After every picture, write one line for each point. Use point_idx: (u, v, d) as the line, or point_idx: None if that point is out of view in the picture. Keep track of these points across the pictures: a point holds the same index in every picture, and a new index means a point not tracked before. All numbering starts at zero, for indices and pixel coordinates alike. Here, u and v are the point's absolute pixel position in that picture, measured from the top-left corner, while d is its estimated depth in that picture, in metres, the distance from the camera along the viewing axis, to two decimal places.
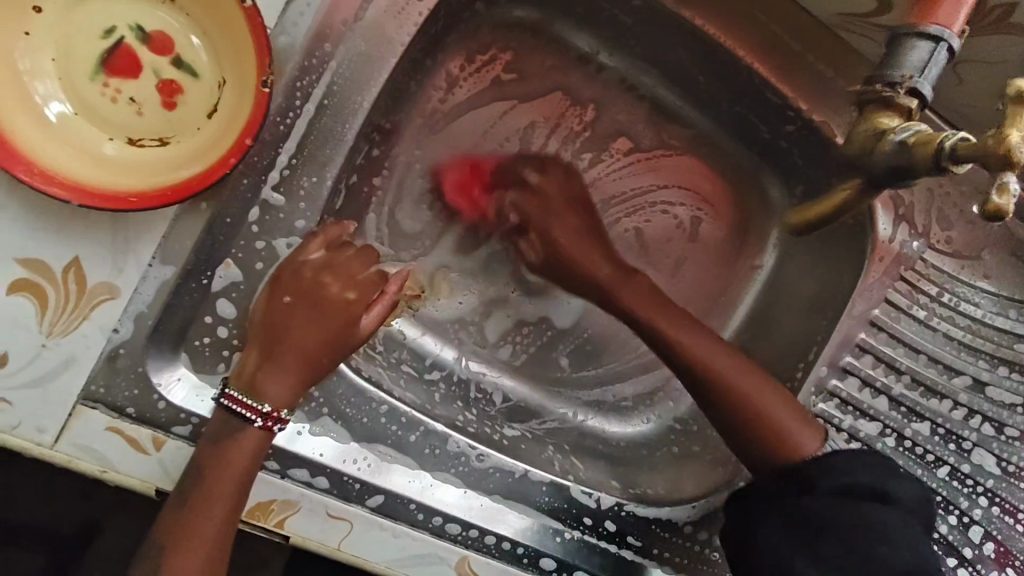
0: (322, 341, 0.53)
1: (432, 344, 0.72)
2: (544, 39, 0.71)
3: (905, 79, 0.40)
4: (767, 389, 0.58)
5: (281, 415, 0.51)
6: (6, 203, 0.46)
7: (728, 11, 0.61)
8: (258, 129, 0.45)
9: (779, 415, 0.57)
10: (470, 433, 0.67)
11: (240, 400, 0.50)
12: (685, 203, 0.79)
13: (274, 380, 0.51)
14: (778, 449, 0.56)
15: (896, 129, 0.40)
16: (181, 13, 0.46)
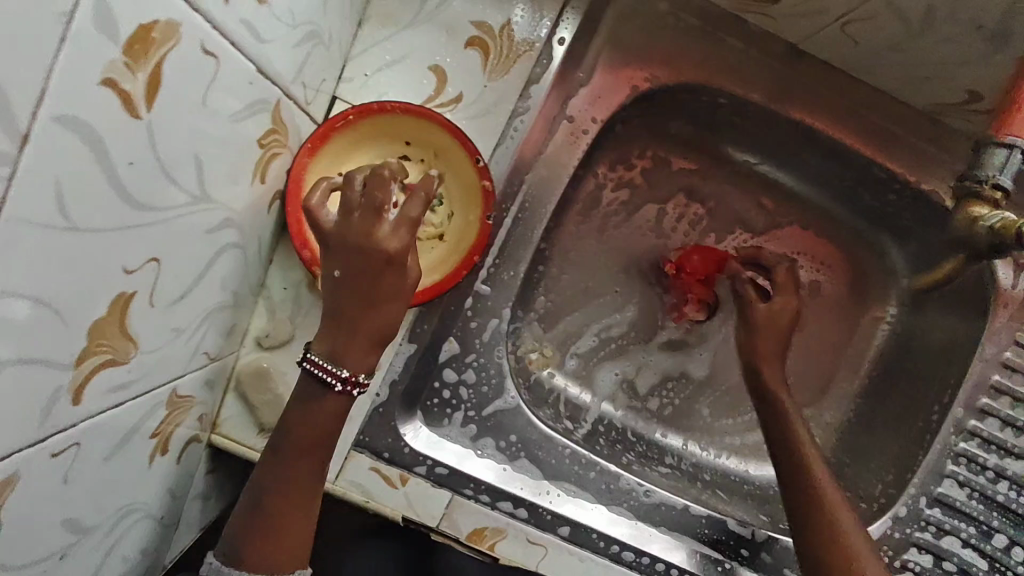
0: (365, 285, 0.52)
1: (574, 391, 0.86)
2: (672, 141, 0.85)
3: (989, 178, 0.53)
4: (854, 536, 0.58)
5: (359, 380, 0.54)
6: (311, 307, 0.65)
7: (833, 110, 0.72)
8: (482, 247, 0.62)
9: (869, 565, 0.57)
10: (634, 458, 0.83)
11: (321, 364, 0.53)
12: (805, 266, 0.89)
13: (353, 348, 0.54)
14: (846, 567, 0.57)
15: (986, 218, 0.52)
16: (428, 168, 0.65)
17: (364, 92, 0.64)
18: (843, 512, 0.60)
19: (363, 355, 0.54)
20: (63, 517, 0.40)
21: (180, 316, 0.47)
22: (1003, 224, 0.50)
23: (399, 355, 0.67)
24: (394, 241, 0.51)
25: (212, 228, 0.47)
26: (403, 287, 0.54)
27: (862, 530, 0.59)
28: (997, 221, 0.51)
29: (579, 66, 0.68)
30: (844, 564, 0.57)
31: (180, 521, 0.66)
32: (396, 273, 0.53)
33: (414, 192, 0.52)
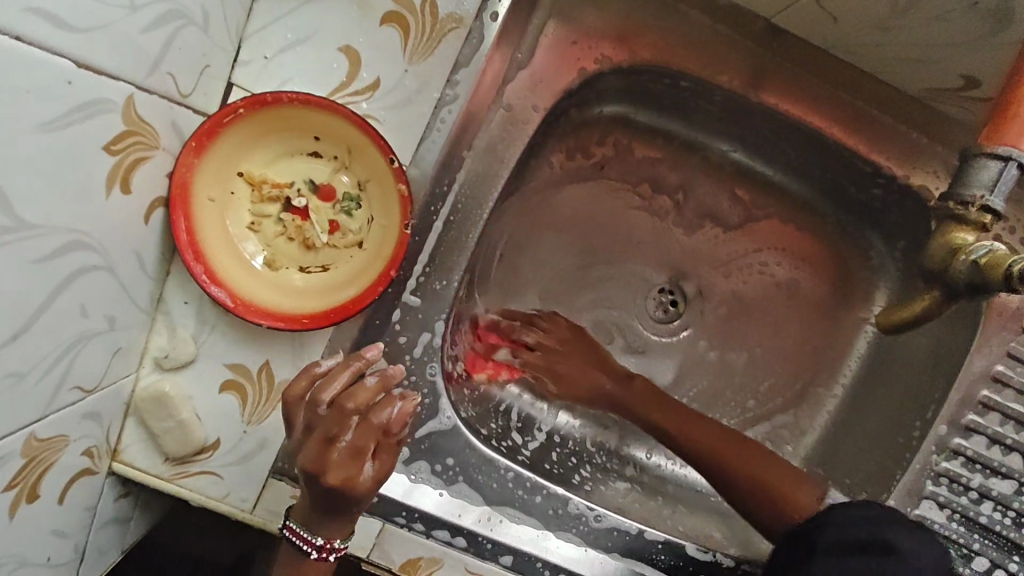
0: (331, 498, 0.49)
1: (529, 401, 0.78)
2: (636, 126, 0.77)
3: (976, 198, 0.49)
4: (785, 474, 0.68)
5: (334, 544, 0.53)
6: (217, 324, 0.59)
7: (811, 92, 0.63)
8: (400, 260, 0.55)
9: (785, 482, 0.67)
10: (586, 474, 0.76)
11: (299, 534, 0.53)
12: (782, 263, 0.82)
13: (325, 527, 0.52)
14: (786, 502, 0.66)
15: (974, 249, 0.48)
16: (342, 167, 0.57)
17: (266, 78, 0.56)
18: (724, 443, 0.69)
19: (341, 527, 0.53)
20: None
21: (20, 358, 0.40)
22: (995, 263, 0.46)
23: None
24: (343, 472, 0.48)
25: (49, 255, 0.40)
26: (371, 493, 0.50)
27: (772, 460, 0.69)
28: (987, 255, 0.47)
29: (520, 46, 0.60)
30: (772, 501, 0.66)
31: (86, 555, 0.61)
32: (356, 490, 0.49)
33: (385, 401, 0.49)
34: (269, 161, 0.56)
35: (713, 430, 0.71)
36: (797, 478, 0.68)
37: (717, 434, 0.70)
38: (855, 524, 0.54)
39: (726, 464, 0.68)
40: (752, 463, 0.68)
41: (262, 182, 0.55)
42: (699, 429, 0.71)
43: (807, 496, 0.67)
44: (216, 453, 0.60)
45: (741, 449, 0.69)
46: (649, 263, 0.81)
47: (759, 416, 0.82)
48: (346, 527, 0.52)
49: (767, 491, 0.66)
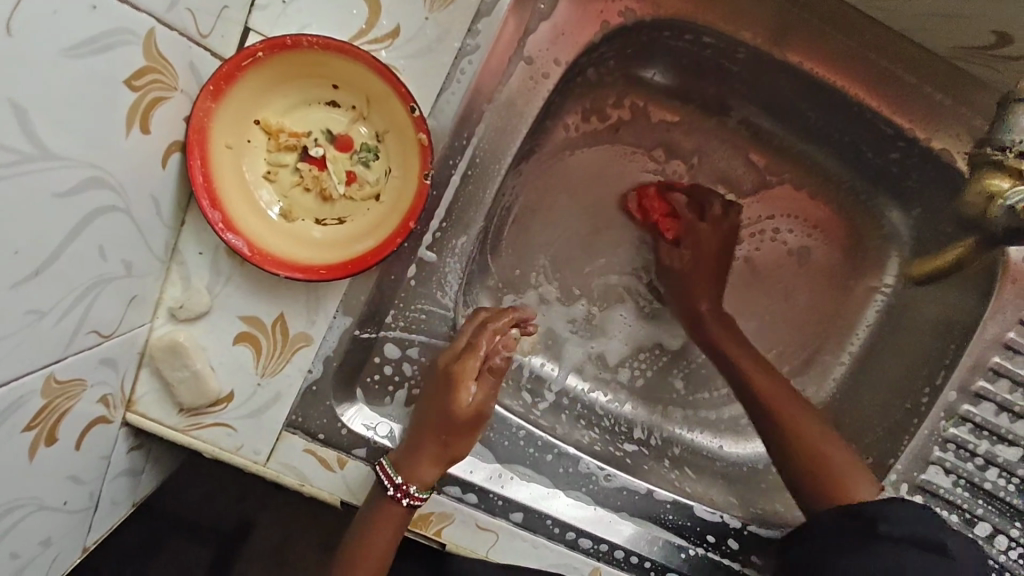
0: (433, 408, 0.59)
1: (538, 362, 0.78)
2: (653, 87, 0.76)
3: (1015, 144, 0.48)
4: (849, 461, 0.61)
5: (411, 490, 0.57)
6: (232, 275, 0.58)
7: (834, 52, 0.63)
8: (419, 212, 0.54)
9: (834, 457, 0.61)
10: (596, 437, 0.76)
11: (386, 469, 0.58)
12: (795, 230, 0.81)
13: (419, 466, 0.58)
14: (836, 490, 0.59)
15: (1008, 193, 0.48)
16: (360, 117, 0.56)
17: (283, 23, 0.54)
18: (781, 393, 0.67)
19: (426, 470, 0.58)
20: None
21: (39, 297, 0.40)
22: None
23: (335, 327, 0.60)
24: (453, 365, 0.60)
25: (68, 191, 0.39)
26: (463, 420, 0.58)
27: (805, 407, 0.66)
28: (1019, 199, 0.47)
29: None
30: (829, 483, 0.60)
31: (99, 504, 0.61)
32: (451, 395, 0.59)
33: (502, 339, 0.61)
34: (286, 109, 0.55)
35: (799, 409, 0.65)
36: (859, 472, 0.60)
37: (765, 378, 0.69)
38: (903, 521, 0.51)
39: (784, 420, 0.65)
40: (817, 429, 0.64)
41: (279, 130, 0.55)
42: (792, 407, 0.66)
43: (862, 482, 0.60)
44: (229, 406, 0.60)
45: (792, 403, 0.66)
46: None
47: None
48: (431, 466, 0.58)
49: (816, 470, 0.61)
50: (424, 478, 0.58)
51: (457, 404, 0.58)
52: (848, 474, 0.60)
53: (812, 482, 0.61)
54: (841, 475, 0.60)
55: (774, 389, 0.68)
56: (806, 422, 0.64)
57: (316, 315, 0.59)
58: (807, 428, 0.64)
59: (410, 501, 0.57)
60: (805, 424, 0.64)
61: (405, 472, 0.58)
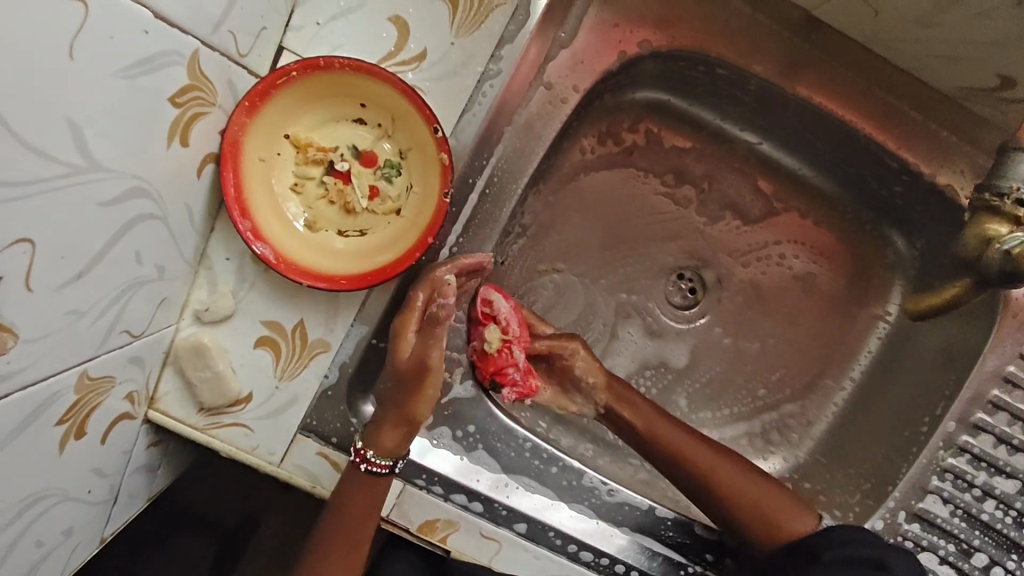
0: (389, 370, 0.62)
1: None
2: (667, 113, 0.78)
3: (1013, 189, 0.51)
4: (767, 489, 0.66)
5: (366, 453, 0.60)
6: (257, 281, 0.61)
7: (843, 88, 0.65)
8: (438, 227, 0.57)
9: (772, 504, 0.65)
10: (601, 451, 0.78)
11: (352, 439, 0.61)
12: (800, 256, 0.83)
13: (378, 430, 0.61)
14: (776, 531, 0.64)
15: (1005, 239, 0.50)
16: (386, 134, 0.59)
17: (317, 44, 0.57)
18: (709, 454, 0.68)
19: (388, 434, 0.61)
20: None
21: (82, 299, 0.42)
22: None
23: (351, 333, 0.63)
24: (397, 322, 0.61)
25: (112, 199, 0.41)
26: (407, 372, 0.60)
27: (743, 471, 0.67)
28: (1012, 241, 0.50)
29: (563, 26, 0.61)
30: (765, 517, 0.65)
31: (119, 496, 0.63)
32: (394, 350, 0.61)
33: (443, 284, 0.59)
34: (315, 125, 0.58)
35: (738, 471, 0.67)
36: (799, 508, 0.65)
37: (707, 451, 0.68)
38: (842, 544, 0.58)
39: (714, 476, 0.66)
40: (748, 482, 0.66)
41: (308, 145, 0.57)
42: (725, 470, 0.67)
43: (801, 512, 0.65)
44: (248, 406, 0.62)
45: (721, 458, 0.67)
46: (671, 250, 0.83)
47: (768, 405, 0.84)
48: (391, 429, 0.61)
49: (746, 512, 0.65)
50: (382, 442, 0.60)
51: (398, 359, 0.60)
52: (789, 517, 0.64)
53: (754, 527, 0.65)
54: (779, 517, 0.65)
55: (704, 452, 0.68)
56: (731, 479, 0.66)
57: (334, 324, 0.62)
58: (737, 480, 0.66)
59: (366, 464, 0.60)
60: (739, 481, 0.66)
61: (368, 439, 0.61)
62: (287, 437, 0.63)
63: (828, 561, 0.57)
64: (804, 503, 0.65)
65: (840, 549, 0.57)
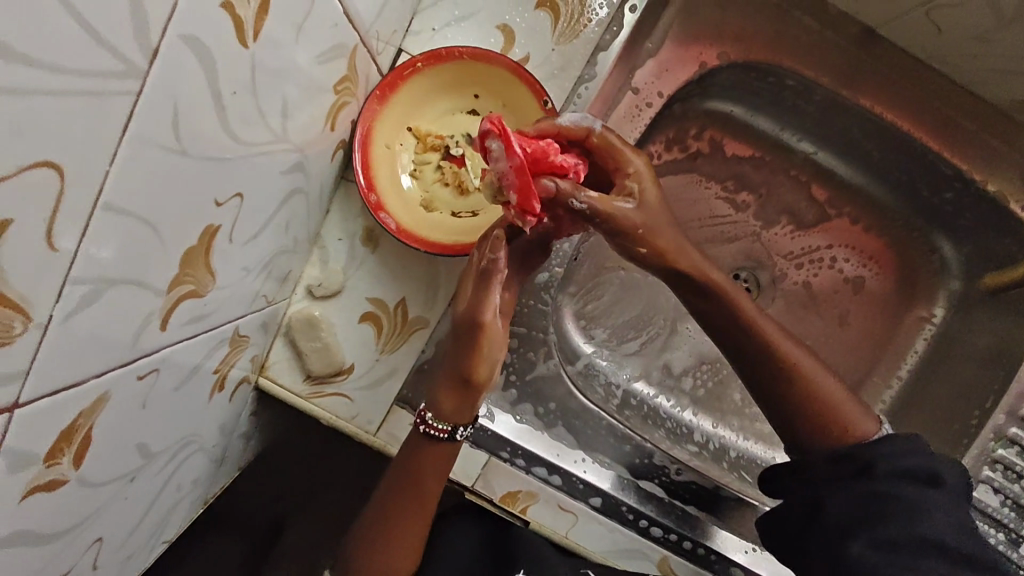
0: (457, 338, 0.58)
1: (607, 364, 0.85)
2: (728, 122, 0.84)
3: None
4: (823, 373, 0.56)
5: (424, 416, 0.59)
6: (365, 261, 0.66)
7: (903, 98, 0.71)
8: None
9: (829, 391, 0.55)
10: (665, 436, 0.83)
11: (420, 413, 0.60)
12: (851, 260, 0.88)
13: (439, 396, 0.59)
14: (831, 426, 0.55)
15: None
16: (497, 121, 0.64)
17: (432, 48, 0.64)
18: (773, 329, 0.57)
19: (454, 403, 0.59)
20: (83, 463, 0.33)
21: (251, 257, 0.47)
22: None
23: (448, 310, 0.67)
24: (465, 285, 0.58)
25: (285, 169, 0.46)
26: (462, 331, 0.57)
27: (812, 361, 0.57)
28: None
29: (649, 37, 0.67)
30: (824, 406, 0.55)
31: (223, 460, 0.68)
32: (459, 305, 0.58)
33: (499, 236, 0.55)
34: (433, 117, 0.64)
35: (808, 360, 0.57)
36: (860, 407, 0.56)
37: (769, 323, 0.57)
38: (902, 453, 0.51)
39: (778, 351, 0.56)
40: (818, 371, 0.56)
41: (427, 134, 0.63)
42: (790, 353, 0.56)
43: (862, 414, 0.55)
44: (350, 376, 0.67)
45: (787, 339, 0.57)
46: (729, 251, 0.88)
47: None
48: (451, 390, 0.58)
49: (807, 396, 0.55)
50: (441, 407, 0.59)
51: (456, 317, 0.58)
52: (849, 411, 0.55)
53: (809, 421, 0.55)
54: (836, 407, 0.55)
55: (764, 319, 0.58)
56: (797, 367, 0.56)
57: (435, 302, 0.67)
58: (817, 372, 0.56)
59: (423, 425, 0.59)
60: (804, 363, 0.56)
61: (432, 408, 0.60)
62: (384, 406, 0.68)
63: (883, 473, 0.50)
64: (868, 408, 0.56)
65: (891, 460, 0.51)
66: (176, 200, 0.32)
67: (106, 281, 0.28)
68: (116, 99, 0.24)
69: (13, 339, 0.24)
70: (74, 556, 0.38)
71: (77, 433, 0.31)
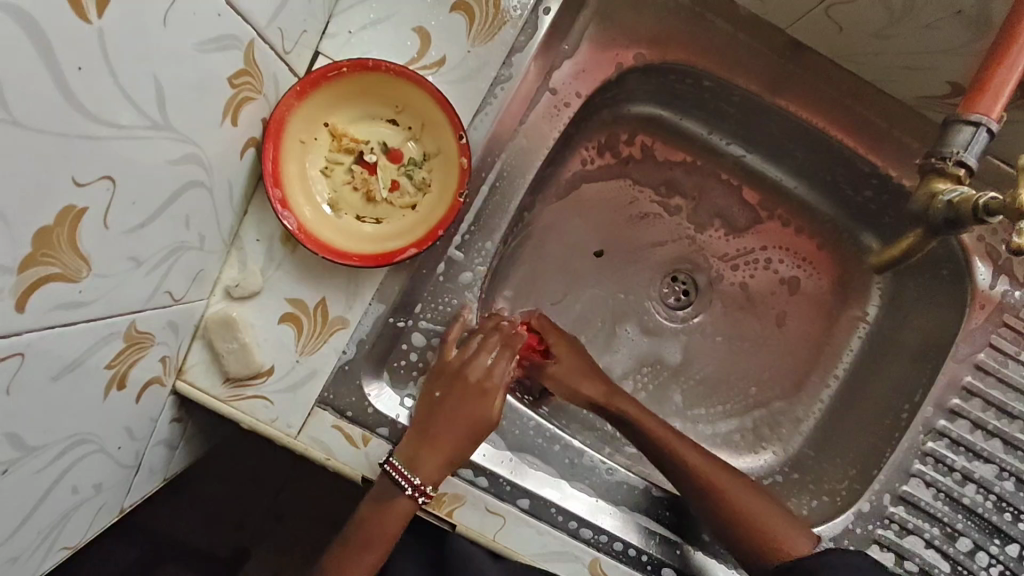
0: (453, 405, 0.67)
1: None
2: (658, 126, 0.86)
3: (953, 154, 0.56)
4: (762, 504, 0.68)
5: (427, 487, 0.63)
6: (284, 261, 0.66)
7: (817, 97, 0.72)
8: (448, 223, 0.63)
9: (773, 521, 0.66)
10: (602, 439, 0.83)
11: (400, 469, 0.63)
12: (785, 261, 0.89)
13: (428, 461, 0.64)
14: (772, 551, 0.65)
15: (946, 192, 0.56)
16: (413, 134, 0.66)
17: (348, 49, 0.64)
18: (698, 457, 0.70)
19: (434, 467, 0.64)
20: None
21: (140, 248, 0.47)
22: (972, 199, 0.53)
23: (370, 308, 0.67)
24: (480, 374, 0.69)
25: (176, 160, 0.46)
26: (465, 407, 0.67)
27: (755, 496, 0.68)
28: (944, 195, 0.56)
29: (566, 40, 0.69)
30: (766, 541, 0.65)
31: (138, 468, 0.66)
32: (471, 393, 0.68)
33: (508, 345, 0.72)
34: (351, 120, 0.65)
35: (743, 488, 0.69)
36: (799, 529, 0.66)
37: (696, 453, 0.71)
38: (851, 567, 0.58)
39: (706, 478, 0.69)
40: (745, 492, 0.69)
41: (343, 134, 0.64)
42: (730, 485, 0.69)
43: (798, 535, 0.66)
44: (268, 379, 0.66)
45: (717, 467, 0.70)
46: (664, 254, 0.89)
47: (758, 402, 0.88)
48: (440, 461, 0.64)
49: (750, 525, 0.66)
50: (432, 476, 0.64)
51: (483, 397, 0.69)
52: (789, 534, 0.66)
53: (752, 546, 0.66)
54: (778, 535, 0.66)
55: (693, 454, 0.71)
56: (710, 477, 0.69)
57: (353, 303, 0.67)
58: (744, 498, 0.67)
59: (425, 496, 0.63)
60: (735, 493, 0.68)
61: (411, 463, 0.63)
62: (304, 409, 0.66)
63: None
64: (806, 529, 0.67)
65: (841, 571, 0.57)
66: (12, 174, 0.31)
67: None
68: None
69: None
70: None
71: None
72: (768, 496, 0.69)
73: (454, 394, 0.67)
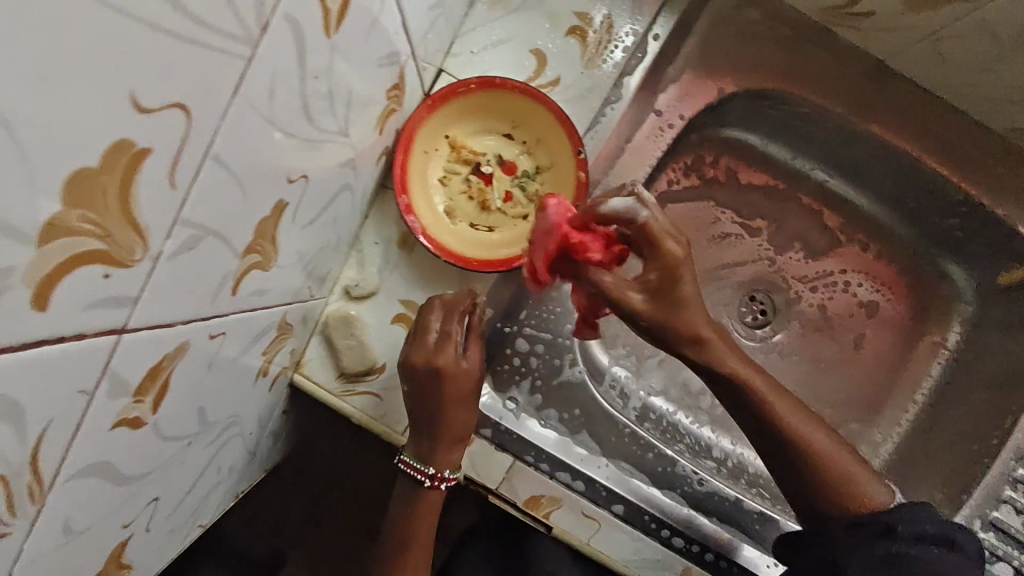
0: (431, 388, 0.63)
1: (629, 379, 0.88)
2: (743, 149, 0.89)
3: None
4: (836, 449, 0.58)
5: (443, 474, 0.65)
6: (400, 265, 0.70)
7: (911, 125, 0.75)
8: None
9: (849, 473, 0.57)
10: (688, 450, 0.86)
11: (413, 463, 0.65)
12: (865, 284, 0.91)
13: (436, 452, 0.65)
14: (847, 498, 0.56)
15: None
16: (527, 148, 0.69)
17: (470, 68, 0.69)
18: (771, 387, 0.59)
19: (443, 452, 0.65)
20: (158, 410, 0.36)
21: (305, 244, 0.51)
22: None
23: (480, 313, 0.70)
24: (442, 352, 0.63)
25: (341, 164, 0.51)
26: (436, 384, 0.63)
27: (852, 460, 0.58)
28: None
29: (671, 65, 0.73)
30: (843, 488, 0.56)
31: (255, 457, 0.69)
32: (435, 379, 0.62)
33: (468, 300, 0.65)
34: (470, 133, 0.69)
35: (829, 443, 0.57)
36: (867, 472, 0.57)
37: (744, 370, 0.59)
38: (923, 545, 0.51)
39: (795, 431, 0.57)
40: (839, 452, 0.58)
41: (462, 146, 0.68)
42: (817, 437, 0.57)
43: (870, 481, 0.57)
44: (381, 377, 0.69)
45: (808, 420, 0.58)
46: (745, 273, 0.91)
47: (837, 422, 0.89)
48: (446, 445, 0.65)
49: (827, 473, 0.56)
50: (449, 459, 0.66)
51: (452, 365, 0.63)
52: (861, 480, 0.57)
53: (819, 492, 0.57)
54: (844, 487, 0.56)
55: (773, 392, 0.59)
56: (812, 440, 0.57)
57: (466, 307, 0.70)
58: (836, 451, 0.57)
59: (447, 483, 0.65)
60: (829, 448, 0.57)
61: (421, 459, 0.65)
62: None
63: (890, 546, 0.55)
64: (878, 476, 0.58)
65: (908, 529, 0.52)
66: (257, 169, 0.35)
67: (203, 231, 0.32)
68: (229, 64, 0.27)
69: (132, 262, 0.27)
70: (136, 509, 0.40)
71: (159, 376, 0.35)
72: (841, 440, 0.59)
73: (432, 376, 0.62)
